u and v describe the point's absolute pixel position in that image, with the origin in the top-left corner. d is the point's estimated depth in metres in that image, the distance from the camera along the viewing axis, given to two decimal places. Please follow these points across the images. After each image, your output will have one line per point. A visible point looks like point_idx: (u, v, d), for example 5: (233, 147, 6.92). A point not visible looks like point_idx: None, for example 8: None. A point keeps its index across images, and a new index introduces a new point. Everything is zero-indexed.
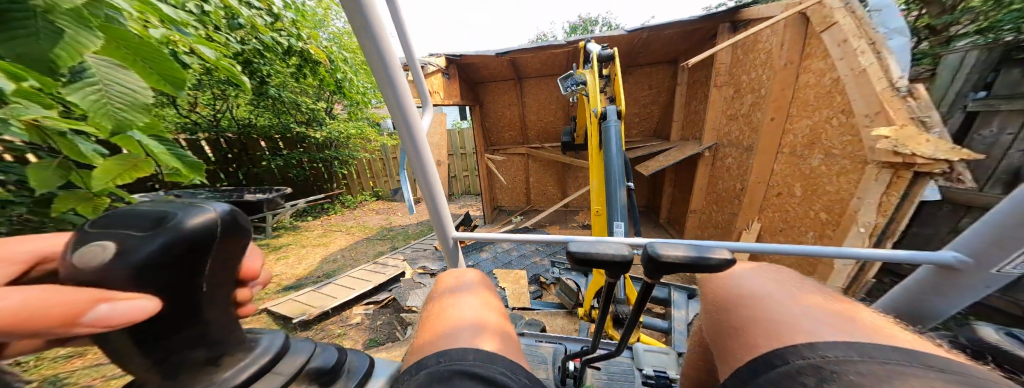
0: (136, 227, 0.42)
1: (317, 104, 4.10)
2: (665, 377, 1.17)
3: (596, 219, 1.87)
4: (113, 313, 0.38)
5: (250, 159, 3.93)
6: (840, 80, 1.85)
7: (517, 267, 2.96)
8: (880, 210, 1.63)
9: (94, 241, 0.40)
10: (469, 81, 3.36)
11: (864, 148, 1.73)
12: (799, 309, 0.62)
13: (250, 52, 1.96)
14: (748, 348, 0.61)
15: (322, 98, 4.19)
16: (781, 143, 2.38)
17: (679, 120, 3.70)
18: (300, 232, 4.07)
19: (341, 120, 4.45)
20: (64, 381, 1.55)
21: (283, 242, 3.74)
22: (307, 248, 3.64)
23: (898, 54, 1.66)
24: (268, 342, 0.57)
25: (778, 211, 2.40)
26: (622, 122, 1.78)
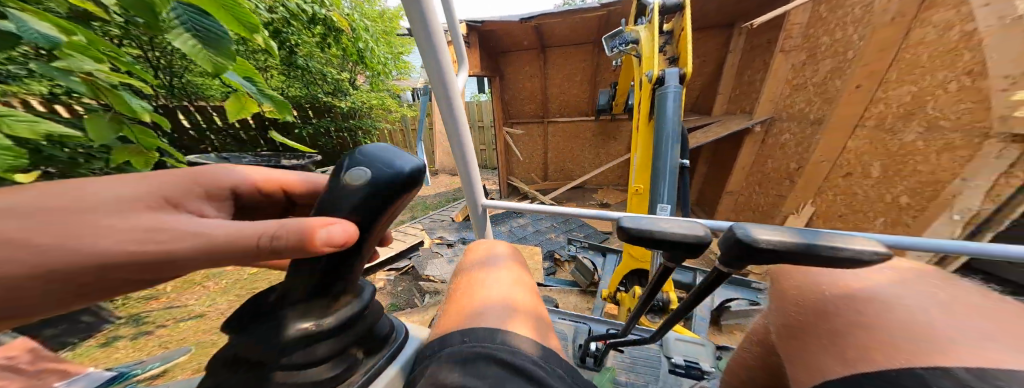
0: (381, 164, 0.40)
1: (341, 74, 4.33)
2: (696, 368, 1.10)
3: (637, 199, 1.80)
4: (329, 241, 0.40)
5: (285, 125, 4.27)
6: (974, 30, 1.34)
7: (531, 243, 2.93)
8: (991, 195, 1.26)
9: (357, 164, 0.40)
10: (489, 50, 3.26)
11: (991, 116, 1.29)
12: (957, 321, 0.37)
13: (280, 21, 2.12)
14: (818, 362, 0.41)
15: (346, 69, 4.43)
16: (864, 115, 1.87)
17: (727, 93, 3.22)
18: None
19: (363, 91, 4.71)
20: (144, 318, 1.87)
21: None
22: None
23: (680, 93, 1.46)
24: (369, 286, 0.50)
25: (841, 194, 1.97)
26: (683, 88, 1.54)
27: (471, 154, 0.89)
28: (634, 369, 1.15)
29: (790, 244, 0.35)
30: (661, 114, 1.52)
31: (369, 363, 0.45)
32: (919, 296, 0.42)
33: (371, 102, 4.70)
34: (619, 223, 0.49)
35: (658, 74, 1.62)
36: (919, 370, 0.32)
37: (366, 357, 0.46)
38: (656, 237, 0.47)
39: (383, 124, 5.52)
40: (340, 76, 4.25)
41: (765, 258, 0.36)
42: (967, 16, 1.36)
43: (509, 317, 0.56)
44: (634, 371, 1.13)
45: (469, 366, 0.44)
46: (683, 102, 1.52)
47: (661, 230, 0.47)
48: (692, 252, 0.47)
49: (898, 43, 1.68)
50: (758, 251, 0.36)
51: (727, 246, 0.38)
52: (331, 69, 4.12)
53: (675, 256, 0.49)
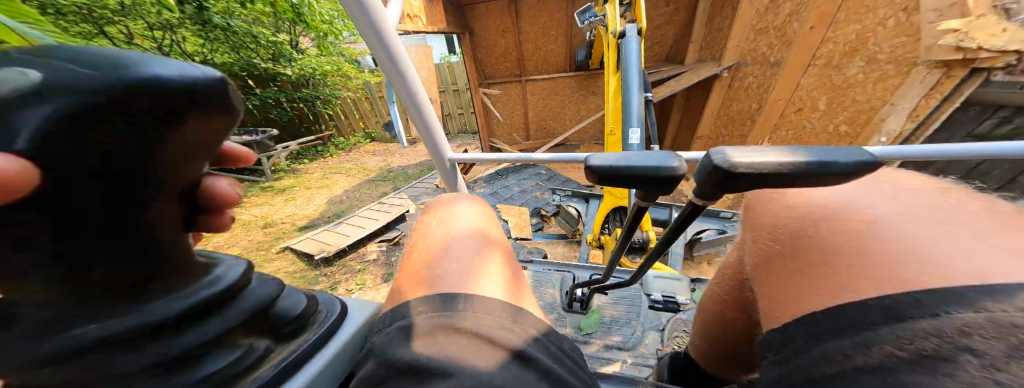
0: (86, 64, 0.22)
1: (276, 36, 3.97)
2: (672, 301, 1.31)
3: (612, 140, 1.85)
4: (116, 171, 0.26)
5: None
6: None
7: (517, 203, 3.01)
8: (912, 114, 1.48)
9: (34, 61, 0.21)
10: (455, 3, 2.99)
11: (919, 47, 1.45)
12: (930, 235, 0.38)
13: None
14: (792, 293, 0.43)
15: (281, 30, 4.05)
16: (815, 54, 2.02)
17: (698, 40, 3.24)
18: (300, 175, 4.30)
19: (312, 56, 4.49)
20: None
21: (286, 185, 3.98)
22: (311, 192, 3.88)
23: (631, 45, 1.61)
24: (236, 268, 0.40)
25: (793, 129, 2.20)
26: (642, 39, 1.65)
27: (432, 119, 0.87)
28: (617, 307, 1.34)
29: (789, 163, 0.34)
30: (626, 63, 1.58)
31: (282, 351, 0.38)
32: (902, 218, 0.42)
33: (323, 67, 4.58)
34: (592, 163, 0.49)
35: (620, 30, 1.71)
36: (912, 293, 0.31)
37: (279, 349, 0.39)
38: (630, 173, 0.46)
39: (344, 92, 5.20)
40: (274, 38, 3.90)
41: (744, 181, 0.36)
42: None
43: (467, 276, 0.53)
44: (618, 308, 1.33)
45: (427, 338, 0.40)
46: (643, 50, 1.62)
47: (639, 167, 0.46)
48: (665, 188, 0.47)
49: None
50: (737, 177, 0.35)
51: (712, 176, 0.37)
52: (261, 30, 3.79)
53: (651, 193, 0.51)
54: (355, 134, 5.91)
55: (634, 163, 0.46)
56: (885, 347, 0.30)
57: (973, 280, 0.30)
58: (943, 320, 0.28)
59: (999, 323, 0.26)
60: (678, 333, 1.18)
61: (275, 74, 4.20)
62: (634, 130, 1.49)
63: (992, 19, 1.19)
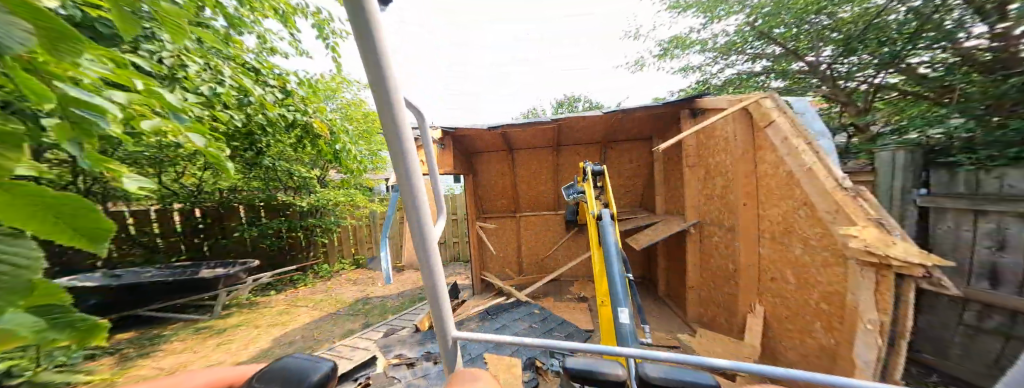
0: None
1: (310, 173, 4.80)
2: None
3: (603, 313, 1.81)
4: None
5: (222, 231, 4.44)
6: (795, 174, 2.06)
7: (507, 352, 2.65)
8: (879, 306, 1.59)
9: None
10: (466, 153, 3.58)
11: (836, 240, 1.80)
12: None
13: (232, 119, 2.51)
14: None
15: (317, 167, 4.96)
16: (761, 222, 2.46)
17: (661, 195, 3.89)
18: (256, 311, 3.88)
19: (331, 188, 5.07)
20: None
21: (228, 326, 3.45)
22: (253, 334, 3.23)
23: (607, 222, 1.86)
24: None
25: (776, 294, 2.32)
26: (615, 225, 1.89)
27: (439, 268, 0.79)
28: None
29: None
30: (605, 243, 1.76)
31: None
32: None
33: (338, 198, 4.89)
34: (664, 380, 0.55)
35: (597, 212, 1.99)
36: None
37: None
38: None
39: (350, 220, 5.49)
40: (308, 175, 4.74)
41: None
42: (786, 159, 2.14)
43: None
44: None
45: None
46: (617, 232, 1.84)
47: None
48: None
49: (757, 169, 2.43)
50: None
51: None
52: (298, 167, 4.63)
53: None
54: (343, 259, 5.68)
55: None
56: None
57: None
58: None
59: None
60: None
61: (288, 205, 4.88)
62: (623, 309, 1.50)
63: (876, 231, 1.58)
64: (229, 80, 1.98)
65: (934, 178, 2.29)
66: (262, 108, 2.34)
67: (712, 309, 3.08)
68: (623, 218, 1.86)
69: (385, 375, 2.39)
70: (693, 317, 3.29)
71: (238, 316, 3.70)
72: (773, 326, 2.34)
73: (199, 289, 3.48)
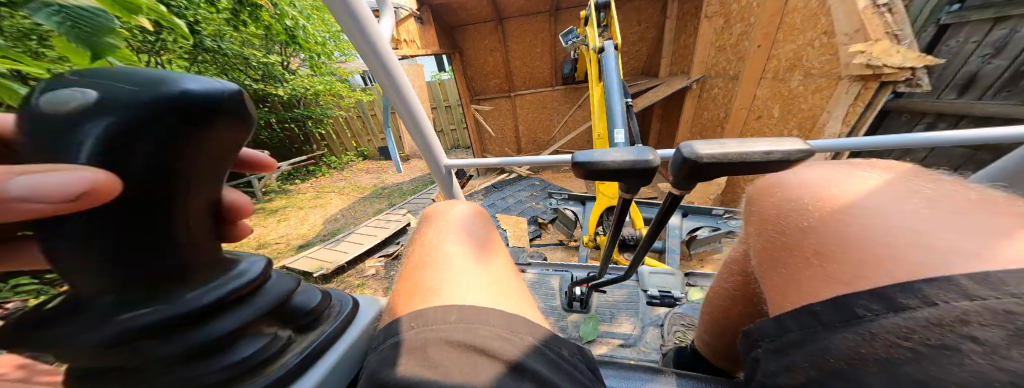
0: (137, 82, 0.25)
1: (269, 57, 4.21)
2: (668, 296, 1.41)
3: (601, 146, 2.00)
4: (60, 194, 0.25)
5: None
6: (828, 0, 1.82)
7: (514, 213, 3.12)
8: (846, 120, 1.75)
9: (85, 82, 0.25)
10: (447, 25, 3.18)
11: (840, 64, 1.77)
12: (907, 201, 0.39)
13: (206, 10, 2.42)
14: (796, 284, 0.40)
15: (274, 52, 4.39)
16: (766, 68, 2.36)
17: (668, 56, 3.59)
18: (293, 196, 4.58)
19: (302, 76, 4.85)
20: None
21: (279, 206, 4.20)
22: (305, 211, 3.99)
23: (608, 56, 1.82)
24: (257, 261, 0.40)
25: (756, 134, 2.47)
26: (618, 55, 1.85)
27: (422, 115, 0.87)
28: (616, 303, 1.45)
29: (751, 154, 0.42)
30: (606, 74, 1.78)
31: (303, 340, 0.39)
32: (881, 192, 0.41)
33: (314, 87, 4.94)
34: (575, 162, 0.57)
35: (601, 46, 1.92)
36: (906, 281, 0.30)
37: (299, 333, 0.40)
38: (608, 168, 0.54)
39: (336, 111, 5.71)
40: (266, 59, 4.15)
41: (712, 169, 0.45)
42: None
43: (460, 279, 0.58)
44: (615, 305, 1.43)
45: (413, 353, 0.41)
46: (620, 65, 1.82)
47: (606, 159, 0.55)
48: (635, 175, 0.55)
49: (783, 12, 2.17)
50: (703, 166, 0.44)
51: (680, 171, 0.47)
52: (255, 52, 3.98)
53: (632, 187, 0.60)
54: (347, 152, 6.30)
55: (612, 159, 0.54)
56: (889, 337, 0.28)
57: (969, 263, 0.28)
58: (943, 310, 0.26)
59: (989, 308, 0.25)
60: (676, 328, 1.26)
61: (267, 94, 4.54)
62: (618, 131, 1.65)
63: (887, 44, 1.54)
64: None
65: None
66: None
67: None
68: (625, 52, 1.81)
69: None
70: None
71: (279, 202, 4.37)
72: None
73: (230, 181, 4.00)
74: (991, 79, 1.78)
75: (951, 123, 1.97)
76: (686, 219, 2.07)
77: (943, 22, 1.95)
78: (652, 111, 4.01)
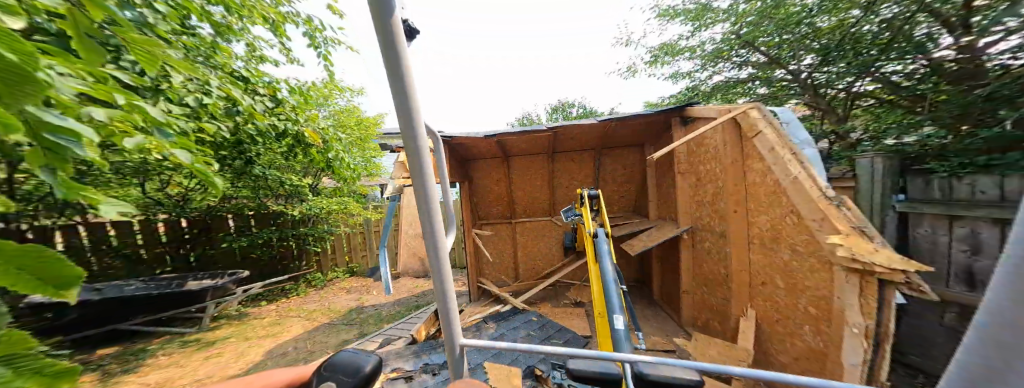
0: None
1: (301, 181, 4.73)
2: None
3: (601, 328, 1.80)
4: None
5: (208, 240, 4.51)
6: (780, 183, 2.14)
7: (506, 361, 2.62)
8: (864, 311, 1.65)
9: None
10: (461, 160, 3.62)
11: (821, 247, 1.88)
12: None
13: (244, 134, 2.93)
14: None
15: (310, 175, 5.11)
16: (750, 233, 2.54)
17: (654, 201, 3.95)
18: (245, 322, 3.95)
19: (324, 196, 5.10)
20: None
21: (224, 335, 3.54)
22: (252, 341, 3.37)
23: (602, 245, 1.95)
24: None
25: (767, 300, 2.38)
26: (610, 241, 1.99)
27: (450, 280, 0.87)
28: None
29: (654, 371, 0.83)
30: (600, 258, 1.83)
31: None
32: None
33: (330, 206, 5.01)
34: (569, 365, 0.89)
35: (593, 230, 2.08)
36: None
37: None
38: (586, 369, 0.87)
39: (342, 228, 5.70)
40: (298, 183, 4.69)
41: (641, 377, 0.82)
42: (767, 165, 2.26)
43: None
44: None
45: None
46: (613, 250, 1.93)
47: (586, 365, 0.88)
48: (608, 381, 0.85)
49: (744, 181, 2.53)
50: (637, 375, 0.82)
51: (629, 379, 0.83)
52: (290, 177, 4.58)
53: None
54: (337, 268, 5.95)
55: (587, 366, 0.87)
56: None
57: None
58: None
59: None
60: None
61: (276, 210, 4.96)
62: (617, 315, 1.51)
63: (860, 240, 1.66)
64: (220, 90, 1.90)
65: (911, 184, 2.44)
66: (252, 118, 2.54)
67: (707, 315, 3.13)
68: (612, 243, 1.96)
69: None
70: (688, 321, 3.34)
71: (228, 328, 3.79)
72: (767, 329, 2.39)
73: (188, 301, 3.63)
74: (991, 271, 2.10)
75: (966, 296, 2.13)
76: None
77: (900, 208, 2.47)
78: (654, 250, 4.11)
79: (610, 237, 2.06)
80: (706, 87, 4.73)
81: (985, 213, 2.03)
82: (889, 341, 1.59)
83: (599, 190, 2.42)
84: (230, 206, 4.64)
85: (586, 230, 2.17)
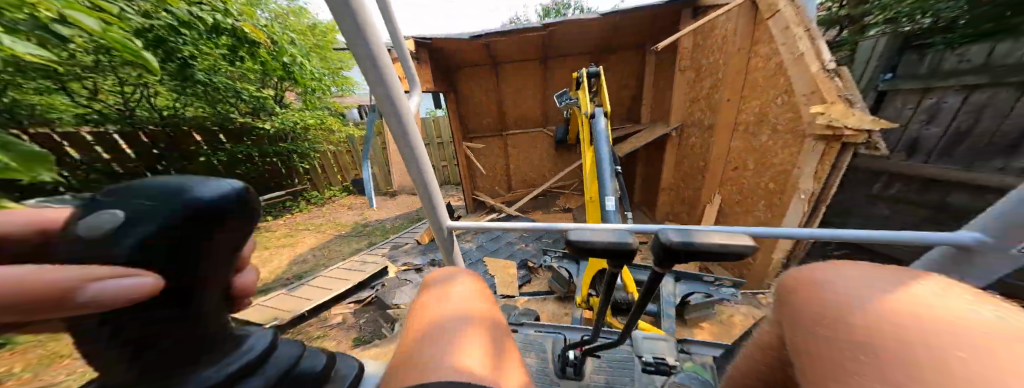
0: (154, 196, 0.35)
1: (262, 92, 4.38)
2: (663, 363, 1.34)
3: (590, 207, 2.00)
4: (120, 293, 0.31)
5: (183, 155, 4.16)
6: (783, 63, 2.07)
7: (503, 256, 3.05)
8: (817, 176, 1.87)
9: (120, 205, 0.35)
10: (444, 67, 3.34)
11: (803, 123, 1.95)
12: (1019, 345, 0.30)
13: (164, 28, 2.56)
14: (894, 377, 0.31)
15: (273, 87, 4.60)
16: (736, 121, 2.59)
17: (648, 104, 3.87)
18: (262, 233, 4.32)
19: (296, 109, 4.89)
20: None
21: None
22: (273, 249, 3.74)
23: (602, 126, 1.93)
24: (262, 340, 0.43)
25: (734, 184, 2.64)
26: (608, 120, 1.99)
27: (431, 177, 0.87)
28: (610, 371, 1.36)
29: (724, 245, 0.58)
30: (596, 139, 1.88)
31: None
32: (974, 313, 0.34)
33: (304, 120, 4.86)
34: (572, 239, 0.70)
35: (591, 112, 2.07)
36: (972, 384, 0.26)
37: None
38: (594, 245, 0.68)
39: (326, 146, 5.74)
40: (260, 94, 4.34)
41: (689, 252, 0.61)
42: (773, 52, 2.15)
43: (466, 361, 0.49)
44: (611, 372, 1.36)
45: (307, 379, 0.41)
46: (610, 130, 1.94)
47: (596, 239, 0.69)
48: (624, 253, 0.68)
49: (745, 69, 2.43)
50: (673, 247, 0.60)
51: (661, 252, 0.63)
52: (246, 86, 4.14)
53: (617, 262, 0.73)
54: (332, 187, 6.23)
55: (601, 240, 0.69)
56: None
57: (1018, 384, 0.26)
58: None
59: None
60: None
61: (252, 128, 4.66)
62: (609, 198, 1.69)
63: (842, 106, 1.71)
64: None
65: (904, 61, 2.52)
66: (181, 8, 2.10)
67: (681, 209, 3.49)
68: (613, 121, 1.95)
69: (399, 278, 2.82)
70: (662, 217, 3.79)
71: None
72: (728, 213, 2.73)
73: None
74: (933, 142, 2.26)
75: (906, 183, 2.37)
76: (678, 283, 2.07)
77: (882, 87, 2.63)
78: (639, 152, 4.22)
79: (608, 118, 2.06)
80: None
81: (958, 81, 2.13)
82: (828, 201, 1.86)
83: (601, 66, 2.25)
84: None
85: (583, 113, 2.16)
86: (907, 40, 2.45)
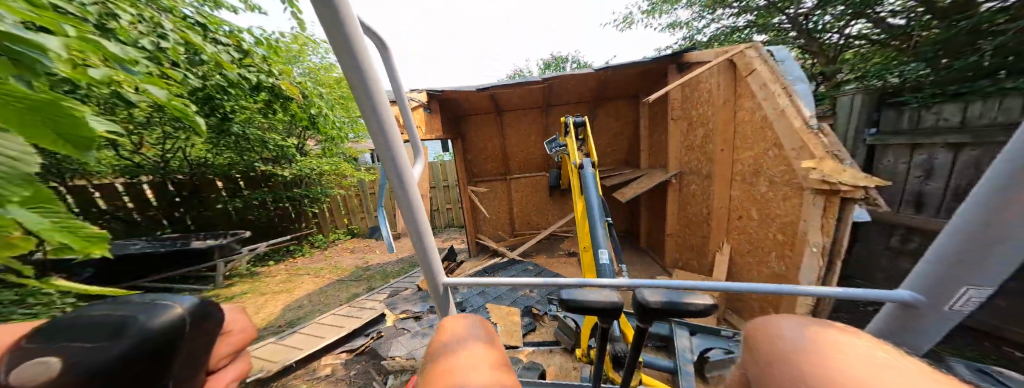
0: None
1: (286, 141, 4.90)
2: None
3: (585, 257, 1.96)
4: None
5: (200, 201, 4.58)
6: (767, 118, 2.22)
7: (506, 303, 2.90)
8: (824, 230, 1.85)
9: None
10: (452, 115, 3.53)
11: (797, 177, 2.00)
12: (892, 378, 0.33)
13: (214, 88, 2.73)
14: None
15: (293, 136, 5.08)
16: (733, 170, 2.68)
17: (645, 150, 4.03)
18: (257, 279, 4.17)
19: (312, 156, 5.30)
20: None
21: (238, 291, 3.74)
22: (269, 296, 3.59)
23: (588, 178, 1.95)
24: None
25: (741, 232, 2.63)
26: (597, 169, 2.01)
27: (425, 221, 0.74)
28: None
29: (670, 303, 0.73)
30: (586, 188, 1.88)
31: None
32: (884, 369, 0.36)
33: (320, 166, 5.26)
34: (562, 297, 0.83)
35: (579, 162, 2.10)
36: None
37: None
38: (584, 305, 0.80)
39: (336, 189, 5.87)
40: (283, 143, 4.82)
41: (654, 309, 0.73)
42: (757, 106, 2.31)
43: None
44: None
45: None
46: (599, 180, 1.96)
47: (586, 298, 0.80)
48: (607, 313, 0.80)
49: (733, 120, 2.59)
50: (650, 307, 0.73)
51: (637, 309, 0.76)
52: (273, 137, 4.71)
53: (607, 319, 0.82)
54: (336, 229, 6.27)
55: (587, 298, 0.80)
56: None
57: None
58: None
59: None
60: None
61: (270, 174, 5.08)
62: (602, 250, 1.62)
63: (832, 163, 1.77)
64: (177, 37, 1.69)
65: (885, 117, 2.60)
66: (218, 68, 2.29)
67: (689, 255, 3.43)
68: (598, 174, 1.99)
69: (396, 327, 2.64)
70: (671, 262, 3.69)
71: (240, 285, 3.95)
72: (738, 262, 2.67)
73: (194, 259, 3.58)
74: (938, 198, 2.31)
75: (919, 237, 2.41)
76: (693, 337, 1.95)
77: (870, 141, 2.66)
78: (641, 196, 4.34)
79: (596, 167, 2.09)
80: (703, 37, 4.62)
81: (942, 139, 2.24)
82: (841, 256, 1.82)
83: (588, 115, 2.38)
84: (215, 168, 4.60)
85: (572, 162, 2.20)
86: (884, 96, 2.60)
